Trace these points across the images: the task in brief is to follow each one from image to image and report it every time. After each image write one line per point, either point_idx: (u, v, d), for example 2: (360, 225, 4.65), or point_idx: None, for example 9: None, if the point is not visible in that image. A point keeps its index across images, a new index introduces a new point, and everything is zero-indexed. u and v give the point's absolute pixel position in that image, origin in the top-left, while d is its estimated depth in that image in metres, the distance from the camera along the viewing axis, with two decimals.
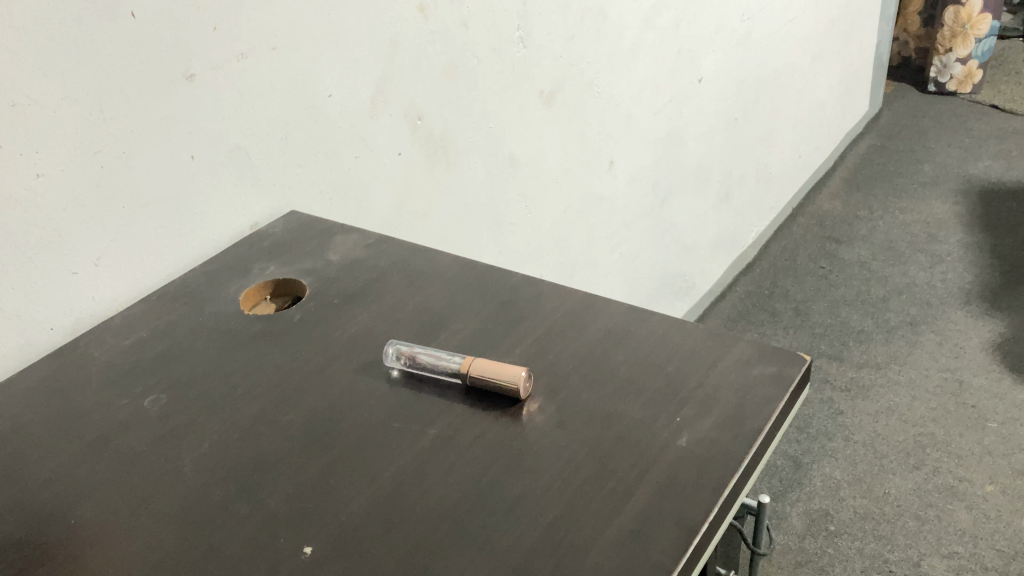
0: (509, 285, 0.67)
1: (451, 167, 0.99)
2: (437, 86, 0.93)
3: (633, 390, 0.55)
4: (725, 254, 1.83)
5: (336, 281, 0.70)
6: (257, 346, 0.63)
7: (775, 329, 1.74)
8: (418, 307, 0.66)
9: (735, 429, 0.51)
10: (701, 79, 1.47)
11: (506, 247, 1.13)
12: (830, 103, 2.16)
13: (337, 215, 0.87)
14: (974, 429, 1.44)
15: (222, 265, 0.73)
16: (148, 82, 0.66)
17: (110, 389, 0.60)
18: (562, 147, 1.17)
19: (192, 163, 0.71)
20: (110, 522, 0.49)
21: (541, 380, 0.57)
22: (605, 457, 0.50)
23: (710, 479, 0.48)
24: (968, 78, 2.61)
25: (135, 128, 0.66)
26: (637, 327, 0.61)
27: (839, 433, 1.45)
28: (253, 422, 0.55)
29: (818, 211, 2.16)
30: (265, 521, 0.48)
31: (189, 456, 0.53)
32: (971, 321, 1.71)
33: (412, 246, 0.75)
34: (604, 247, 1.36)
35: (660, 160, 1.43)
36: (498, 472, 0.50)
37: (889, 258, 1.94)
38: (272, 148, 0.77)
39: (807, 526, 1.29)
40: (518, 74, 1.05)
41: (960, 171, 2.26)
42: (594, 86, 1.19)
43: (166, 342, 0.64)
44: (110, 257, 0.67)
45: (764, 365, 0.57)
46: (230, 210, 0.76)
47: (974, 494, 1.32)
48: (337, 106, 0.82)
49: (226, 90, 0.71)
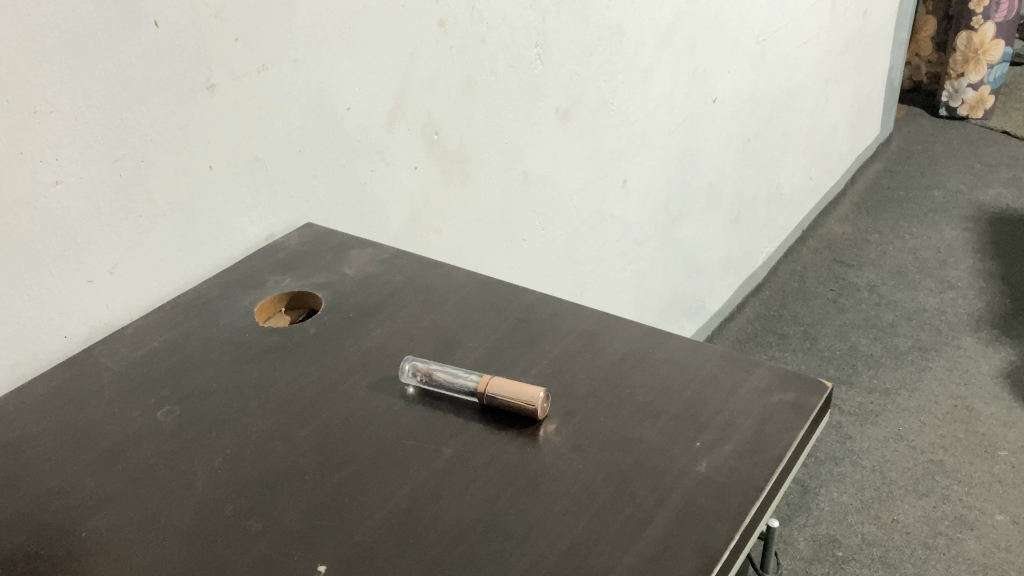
0: (524, 305, 0.67)
1: (465, 184, 0.99)
2: (454, 103, 0.93)
3: (651, 413, 0.54)
4: (735, 274, 1.82)
5: (350, 295, 0.70)
6: (270, 360, 0.63)
7: (783, 351, 1.73)
8: (433, 324, 0.66)
9: (755, 456, 0.51)
10: (716, 99, 1.47)
11: (518, 263, 1.13)
12: (842, 125, 2.15)
13: (351, 228, 0.86)
14: (984, 458, 1.43)
15: (237, 277, 0.73)
16: (168, 92, 0.65)
17: (122, 400, 0.59)
18: (575, 164, 1.17)
19: (208, 173, 0.70)
20: (121, 534, 0.49)
21: (557, 402, 0.56)
22: (624, 482, 0.49)
23: (730, 507, 0.47)
24: (979, 104, 2.61)
25: (153, 137, 0.65)
26: (655, 350, 0.61)
27: (847, 458, 1.44)
28: (266, 437, 0.55)
29: (827, 234, 2.15)
30: (278, 540, 0.47)
31: (202, 470, 0.53)
32: (981, 348, 1.70)
33: (428, 263, 0.74)
34: (615, 265, 1.36)
35: (672, 180, 1.43)
36: (514, 495, 0.49)
37: (899, 283, 1.93)
38: (289, 159, 0.77)
39: (814, 551, 1.28)
40: (535, 92, 1.04)
41: (970, 197, 2.25)
42: (610, 105, 1.19)
43: (177, 355, 0.63)
44: (125, 265, 0.67)
45: (784, 393, 0.56)
46: (245, 222, 0.75)
47: (983, 524, 1.30)
48: (356, 119, 0.82)
49: (245, 99, 0.71)
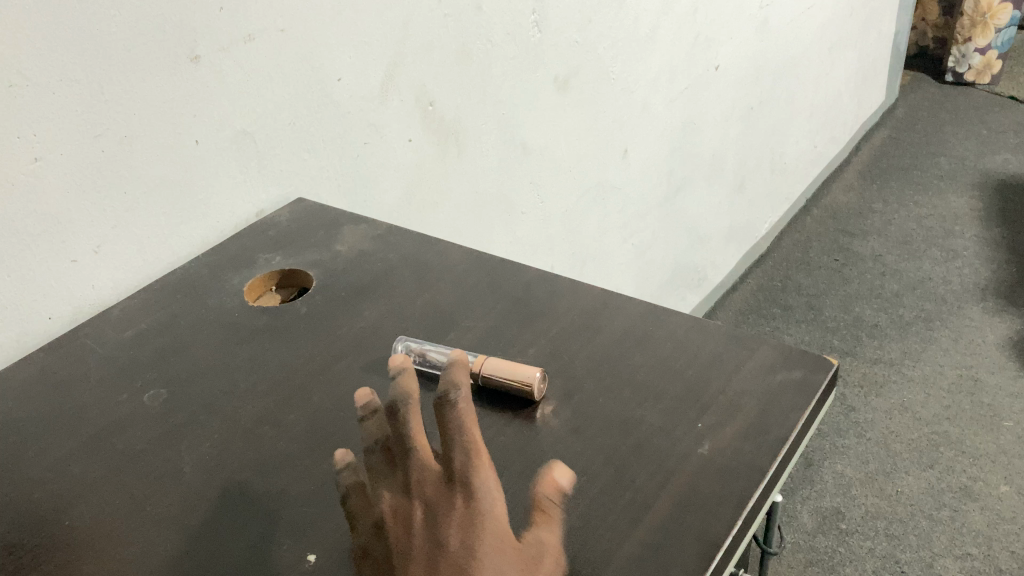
0: (522, 283, 0.65)
1: (461, 155, 0.96)
2: (450, 72, 0.90)
3: (652, 395, 0.53)
4: (737, 245, 1.80)
5: (342, 273, 0.68)
6: (260, 342, 0.61)
7: (786, 323, 1.72)
8: (427, 303, 0.64)
9: (759, 438, 0.49)
10: (718, 66, 1.44)
11: (517, 237, 1.11)
12: (847, 91, 2.12)
13: (344, 203, 0.84)
14: (988, 428, 1.42)
15: (226, 255, 0.71)
16: (150, 65, 0.63)
17: (108, 383, 0.58)
18: (575, 134, 1.14)
19: (195, 148, 0.68)
20: (106, 524, 0.47)
21: (555, 383, 0.54)
22: (623, 466, 0.48)
23: (733, 491, 0.46)
24: (986, 68, 2.57)
25: (136, 111, 0.63)
26: (656, 328, 0.59)
27: (850, 430, 1.43)
28: (256, 422, 0.53)
29: (832, 203, 2.13)
30: (267, 529, 0.46)
31: (190, 457, 0.51)
32: (987, 318, 1.68)
33: (423, 239, 0.72)
34: (616, 236, 1.33)
35: (674, 149, 1.40)
36: (509, 479, 0.47)
37: (905, 252, 1.91)
38: (278, 132, 0.75)
39: (818, 524, 1.27)
40: (533, 60, 1.02)
41: (977, 164, 2.22)
42: (609, 73, 1.17)
43: (166, 336, 0.62)
44: (110, 245, 0.65)
45: (789, 371, 0.54)
46: (234, 198, 0.73)
47: (988, 495, 1.29)
48: (347, 90, 0.79)
49: (232, 72, 0.69)
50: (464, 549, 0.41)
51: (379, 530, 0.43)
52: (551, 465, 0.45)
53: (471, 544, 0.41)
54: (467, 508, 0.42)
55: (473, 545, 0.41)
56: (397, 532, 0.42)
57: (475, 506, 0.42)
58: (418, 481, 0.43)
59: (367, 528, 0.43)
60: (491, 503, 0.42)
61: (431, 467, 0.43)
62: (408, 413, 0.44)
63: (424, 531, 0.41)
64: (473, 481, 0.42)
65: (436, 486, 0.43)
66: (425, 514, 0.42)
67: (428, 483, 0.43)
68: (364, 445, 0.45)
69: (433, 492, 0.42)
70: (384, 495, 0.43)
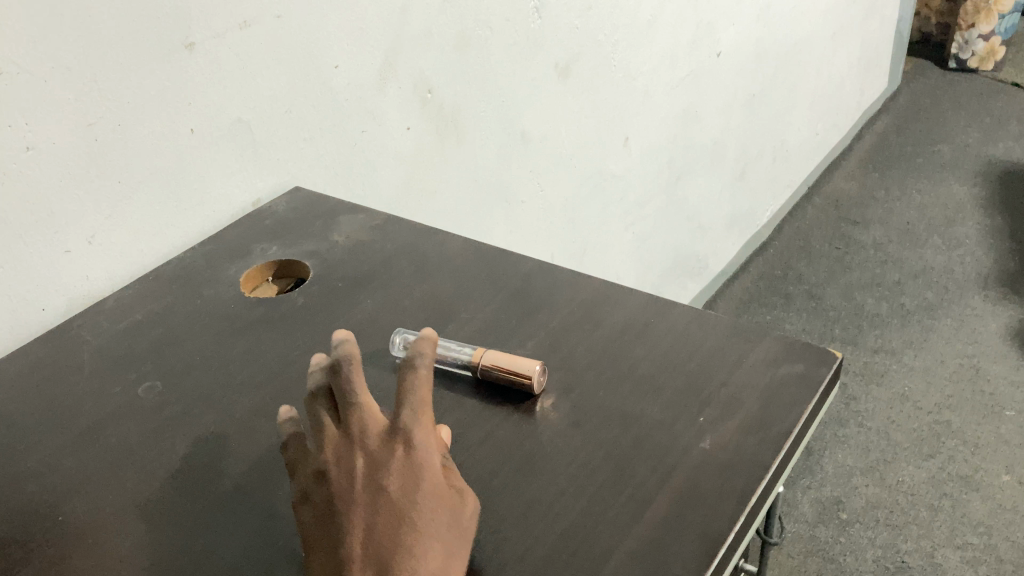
0: (522, 274, 0.64)
1: (460, 143, 0.95)
2: (448, 59, 0.89)
3: (653, 388, 0.52)
4: (739, 233, 1.79)
5: (340, 264, 0.67)
6: (256, 334, 0.60)
7: (787, 312, 1.71)
8: (425, 294, 0.63)
9: (761, 433, 0.48)
10: (720, 53, 1.42)
11: (517, 226, 1.10)
12: (850, 78, 2.10)
13: (341, 191, 0.83)
14: (990, 418, 1.41)
15: (222, 246, 0.70)
16: (144, 52, 0.62)
17: (103, 376, 0.57)
18: (575, 122, 1.13)
19: (190, 136, 0.67)
20: (100, 519, 0.47)
21: (555, 376, 0.54)
22: (623, 461, 0.47)
23: (735, 487, 0.45)
24: (990, 55, 2.56)
25: (130, 99, 0.62)
26: (657, 321, 0.58)
27: (851, 420, 1.43)
28: (252, 415, 0.53)
29: (834, 191, 2.11)
30: (263, 526, 0.45)
31: (185, 451, 0.51)
32: (989, 306, 1.67)
33: (422, 230, 0.72)
34: (616, 225, 1.33)
35: (676, 137, 1.39)
36: (508, 475, 0.47)
37: (906, 241, 1.90)
38: (275, 121, 0.74)
39: (818, 514, 1.26)
40: (533, 46, 1.00)
41: (980, 152, 2.21)
42: (610, 60, 1.15)
43: (161, 328, 0.61)
44: (104, 235, 0.64)
45: (792, 364, 0.54)
46: (230, 187, 0.72)
47: (989, 484, 1.29)
48: (344, 77, 0.78)
49: (227, 59, 0.68)
50: (404, 497, 0.42)
51: (320, 475, 0.43)
52: (437, 426, 0.48)
53: (411, 495, 0.42)
54: (408, 460, 0.43)
55: (412, 494, 0.42)
56: (338, 477, 0.43)
57: (416, 457, 0.43)
58: (360, 431, 0.44)
59: (308, 474, 0.44)
60: (430, 457, 0.43)
61: (374, 420, 0.44)
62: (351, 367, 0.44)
63: (366, 477, 0.43)
64: (415, 433, 0.44)
65: (379, 438, 0.44)
66: (368, 461, 0.43)
67: (371, 434, 0.44)
68: (308, 395, 0.46)
69: (375, 444, 0.44)
70: (327, 443, 0.44)
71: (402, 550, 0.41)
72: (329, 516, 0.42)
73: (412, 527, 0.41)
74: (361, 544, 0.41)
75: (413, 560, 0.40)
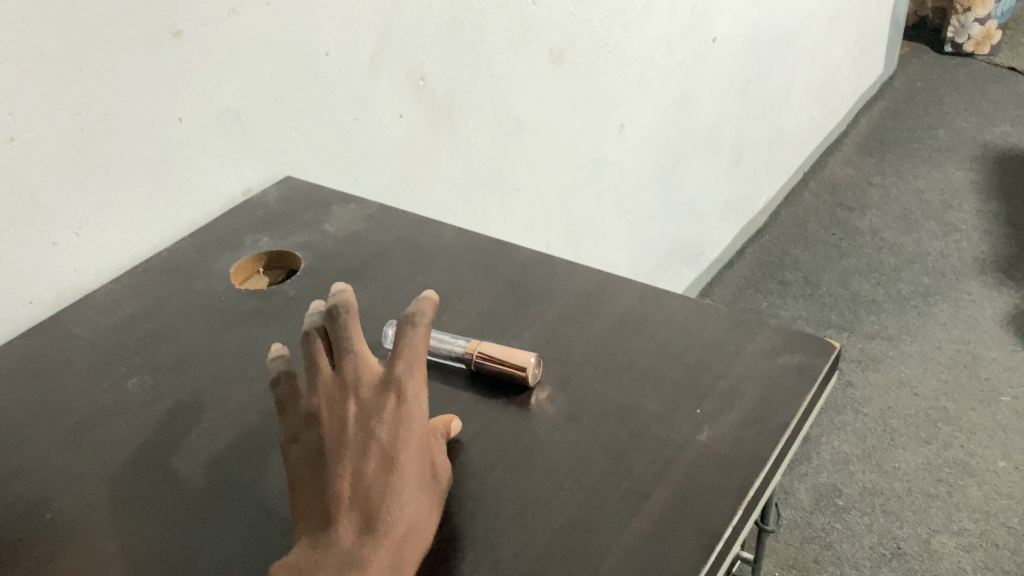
0: (518, 264, 0.64)
1: (454, 131, 0.94)
2: (441, 46, 0.88)
3: (651, 380, 0.51)
4: (734, 220, 1.78)
5: (333, 255, 0.66)
6: (248, 327, 0.59)
7: (783, 298, 1.70)
8: (420, 285, 0.62)
9: (761, 425, 0.48)
10: (716, 39, 1.41)
11: (513, 214, 1.09)
12: (846, 63, 2.09)
13: (333, 180, 0.82)
14: (986, 404, 1.41)
15: (214, 237, 0.69)
16: (130, 41, 0.61)
17: (93, 371, 0.56)
18: (570, 109, 1.12)
19: (179, 126, 0.66)
20: (90, 517, 0.46)
21: (551, 368, 0.53)
22: (621, 455, 0.46)
23: (734, 480, 0.44)
24: (985, 39, 2.55)
25: (117, 88, 0.61)
26: (654, 312, 0.57)
27: (848, 406, 1.43)
28: (244, 410, 0.52)
29: (830, 177, 2.11)
30: (255, 523, 0.45)
31: (176, 447, 0.50)
32: (986, 292, 1.67)
33: (416, 220, 0.71)
34: (612, 214, 1.32)
35: (672, 123, 1.38)
36: (504, 469, 0.46)
37: (903, 226, 1.89)
38: (265, 109, 0.73)
39: (815, 501, 1.26)
40: (527, 33, 0.99)
41: (976, 137, 2.20)
42: (605, 45, 1.14)
43: (152, 321, 0.60)
44: (93, 226, 0.63)
45: (791, 355, 0.53)
46: (220, 177, 0.71)
47: (985, 471, 1.29)
48: (335, 65, 0.77)
49: (216, 47, 0.67)
50: (393, 448, 0.43)
51: (311, 418, 0.44)
52: (447, 417, 0.48)
53: (401, 445, 0.43)
54: (400, 411, 0.43)
55: (401, 444, 0.43)
56: (329, 422, 0.43)
57: (407, 412, 0.44)
58: (354, 377, 0.44)
59: (299, 415, 0.44)
60: (420, 410, 0.44)
61: (367, 367, 0.45)
62: (348, 314, 0.45)
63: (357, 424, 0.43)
64: (408, 386, 0.44)
65: (372, 387, 0.44)
66: (359, 410, 0.43)
67: (364, 382, 0.44)
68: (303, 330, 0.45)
69: (368, 391, 0.44)
70: (320, 386, 0.44)
71: (387, 501, 0.41)
72: (318, 460, 0.43)
73: (398, 478, 0.42)
74: (349, 489, 0.42)
75: (398, 509, 0.41)
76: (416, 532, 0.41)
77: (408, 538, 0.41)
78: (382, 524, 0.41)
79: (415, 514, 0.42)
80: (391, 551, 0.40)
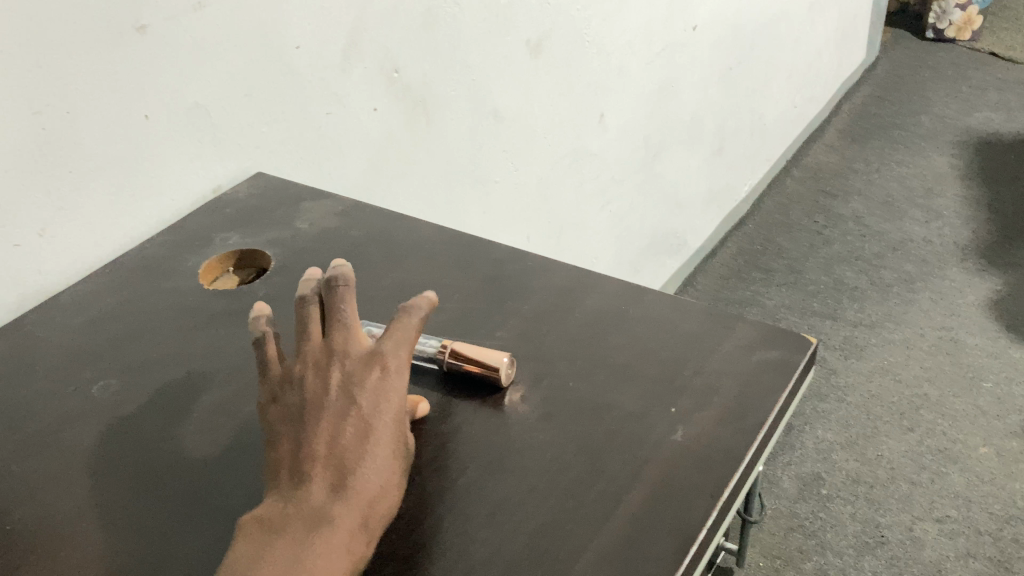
0: (492, 260, 0.63)
1: (430, 124, 0.93)
2: (416, 38, 0.87)
3: (626, 377, 0.51)
4: (717, 208, 1.78)
5: (305, 252, 0.65)
6: (218, 327, 0.58)
7: (767, 287, 1.70)
8: (394, 282, 0.61)
9: (737, 422, 0.47)
10: (696, 27, 1.40)
11: (493, 207, 1.09)
12: (828, 49, 2.08)
13: (306, 175, 0.81)
14: (968, 390, 1.41)
15: (184, 236, 0.68)
16: (92, 36, 0.59)
17: (58, 374, 0.55)
18: (550, 99, 1.11)
19: (145, 123, 0.65)
20: (52, 526, 0.45)
21: (525, 366, 0.52)
22: (596, 455, 0.46)
23: (710, 480, 0.44)
24: (967, 24, 2.56)
25: (79, 85, 0.60)
26: (631, 307, 0.57)
27: (831, 395, 1.43)
28: (213, 413, 0.51)
29: (813, 164, 2.10)
30: (223, 530, 0.44)
31: (143, 452, 0.49)
32: (968, 278, 1.67)
33: (390, 215, 0.70)
34: (594, 205, 1.31)
35: (653, 113, 1.37)
36: (477, 471, 0.45)
37: (885, 213, 1.89)
38: (235, 105, 0.71)
39: (799, 490, 1.26)
40: (504, 23, 0.98)
41: (958, 122, 2.21)
42: (584, 35, 1.13)
43: (120, 323, 0.59)
44: (57, 227, 0.62)
45: (768, 350, 0.52)
46: (190, 174, 0.70)
47: (968, 457, 1.29)
48: (306, 58, 0.76)
49: (182, 41, 0.65)
50: (372, 416, 0.44)
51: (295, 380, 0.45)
52: (414, 399, 0.48)
53: (378, 415, 0.44)
54: (381, 383, 0.45)
55: (379, 414, 0.44)
56: (313, 384, 0.45)
57: (389, 382, 0.45)
58: (342, 347, 0.46)
59: (283, 379, 0.46)
60: (400, 386, 0.46)
61: (356, 341, 0.46)
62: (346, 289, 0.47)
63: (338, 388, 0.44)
64: (393, 362, 0.46)
65: (358, 356, 0.46)
66: (344, 376, 0.45)
67: (351, 352, 0.46)
68: (299, 298, 0.47)
69: (354, 361, 0.45)
70: (307, 351, 0.46)
71: (359, 462, 0.43)
72: (299, 420, 0.44)
73: (373, 442, 0.43)
74: (325, 450, 0.43)
75: (369, 473, 0.42)
76: (385, 494, 0.42)
77: (375, 503, 0.42)
78: (353, 484, 0.42)
79: (386, 478, 0.43)
80: (359, 512, 0.41)
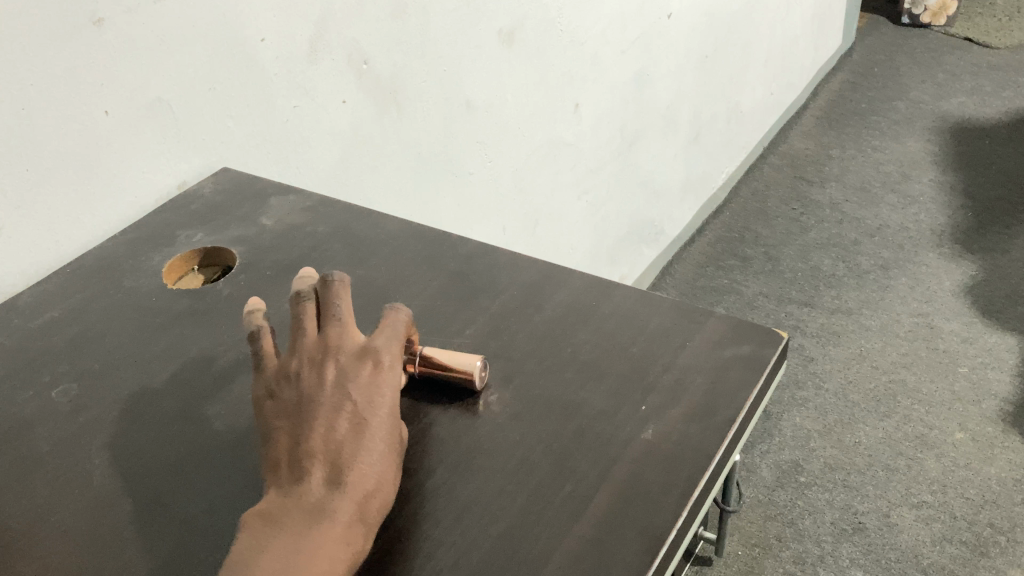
0: (461, 256, 0.62)
1: (400, 115, 0.92)
2: (384, 28, 0.85)
3: (595, 375, 0.50)
4: (694, 197, 1.77)
5: (270, 250, 0.64)
6: (181, 328, 0.57)
7: (744, 275, 1.70)
8: (360, 279, 0.60)
9: (706, 420, 0.47)
10: (671, 14, 1.39)
11: (466, 198, 1.07)
12: (803, 36, 2.08)
13: (274, 169, 0.80)
14: (944, 375, 1.42)
15: (147, 233, 0.67)
16: (46, 30, 0.58)
17: (15, 379, 0.54)
18: (524, 89, 1.10)
19: (105, 118, 0.63)
20: (6, 536, 0.44)
21: (493, 365, 0.51)
22: (563, 456, 0.45)
23: (678, 479, 0.43)
24: (942, 10, 2.57)
25: (34, 80, 0.58)
26: (600, 303, 0.56)
27: (809, 382, 1.43)
28: (174, 417, 0.50)
29: (790, 150, 2.11)
30: (184, 537, 0.43)
31: (102, 458, 0.48)
32: (943, 264, 1.68)
33: (358, 210, 0.69)
34: (569, 195, 1.30)
35: (628, 101, 1.36)
36: (444, 473, 0.45)
37: (862, 199, 1.90)
38: (199, 98, 0.70)
39: (777, 478, 1.27)
40: (475, 13, 0.97)
41: (933, 108, 2.21)
42: (557, 24, 1.12)
43: (79, 325, 0.58)
44: (14, 226, 0.60)
45: (738, 345, 0.52)
46: (153, 170, 0.69)
47: (944, 443, 1.30)
48: (271, 50, 0.74)
49: (141, 34, 0.63)
50: (367, 409, 0.44)
51: (291, 375, 0.45)
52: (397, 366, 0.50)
53: (373, 407, 0.44)
54: (375, 376, 0.45)
55: (374, 407, 0.44)
56: (308, 380, 0.45)
57: (384, 376, 0.45)
58: (336, 342, 0.46)
59: (278, 375, 0.46)
60: (395, 381, 0.46)
61: (350, 337, 0.47)
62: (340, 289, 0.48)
63: (334, 382, 0.44)
64: (386, 357, 0.46)
65: (352, 352, 0.46)
66: (338, 370, 0.45)
67: (345, 347, 0.46)
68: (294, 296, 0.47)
69: (348, 356, 0.45)
70: (303, 347, 0.46)
71: (356, 455, 0.42)
72: (295, 415, 0.44)
73: (369, 435, 0.43)
74: (321, 443, 0.42)
75: (366, 465, 0.42)
76: (381, 487, 0.42)
77: (372, 496, 0.41)
78: (350, 477, 0.41)
79: (383, 470, 0.42)
80: (357, 505, 0.40)
